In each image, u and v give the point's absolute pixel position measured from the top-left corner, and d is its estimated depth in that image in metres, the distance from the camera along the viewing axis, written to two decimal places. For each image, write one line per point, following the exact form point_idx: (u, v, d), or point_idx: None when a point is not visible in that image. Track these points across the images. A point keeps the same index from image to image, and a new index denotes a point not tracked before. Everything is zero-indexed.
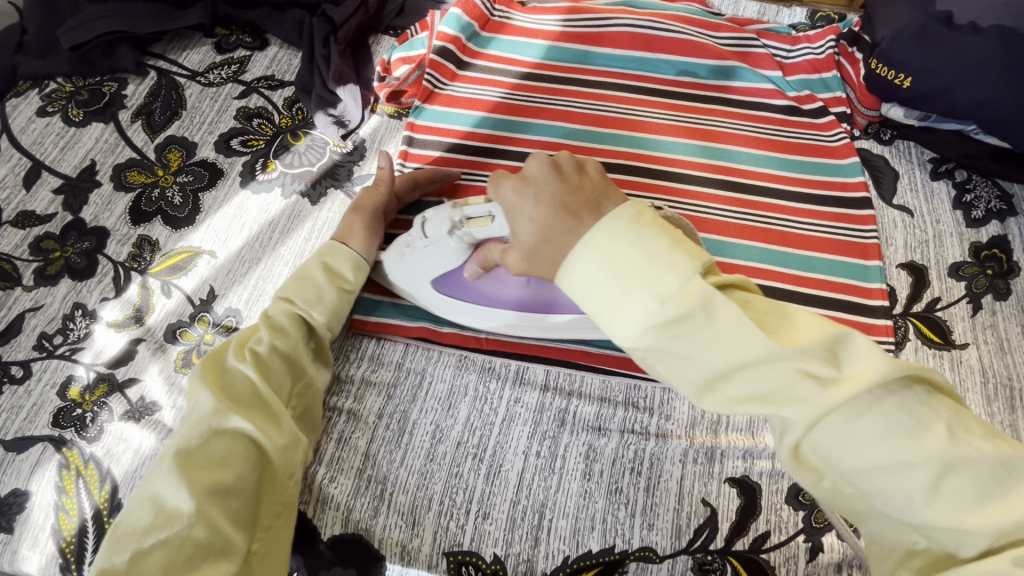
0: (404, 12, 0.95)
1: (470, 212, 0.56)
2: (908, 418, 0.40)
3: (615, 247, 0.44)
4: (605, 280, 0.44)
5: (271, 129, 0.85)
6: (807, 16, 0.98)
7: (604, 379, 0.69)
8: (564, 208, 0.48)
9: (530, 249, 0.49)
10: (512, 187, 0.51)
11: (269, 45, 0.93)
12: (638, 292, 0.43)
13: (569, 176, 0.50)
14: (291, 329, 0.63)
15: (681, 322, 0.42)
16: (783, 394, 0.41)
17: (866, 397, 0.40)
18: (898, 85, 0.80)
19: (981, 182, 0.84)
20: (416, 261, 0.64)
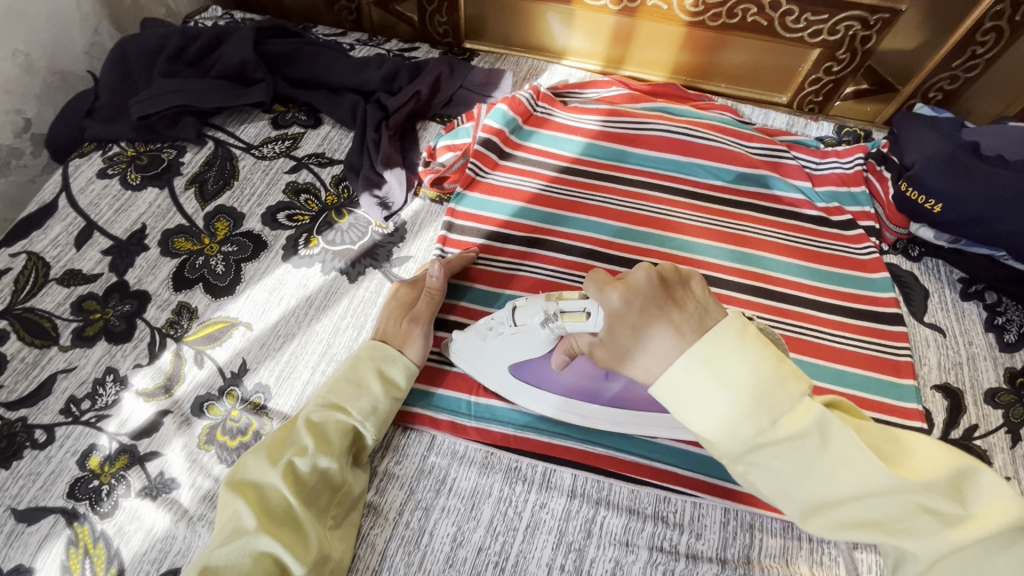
0: (453, 102, 1.00)
1: (566, 306, 0.57)
2: None
3: (724, 358, 0.45)
4: (715, 393, 0.44)
5: (317, 206, 0.88)
6: (833, 130, 1.03)
7: (633, 489, 0.67)
8: (674, 329, 0.47)
9: (625, 351, 0.50)
10: (619, 296, 0.50)
11: (323, 124, 0.98)
12: (750, 413, 0.43)
13: (675, 295, 0.48)
14: (335, 439, 0.62)
15: (794, 442, 0.43)
16: (897, 524, 0.43)
17: (998, 539, 0.39)
18: (929, 209, 0.82)
19: (1012, 306, 0.84)
20: (495, 344, 0.68)
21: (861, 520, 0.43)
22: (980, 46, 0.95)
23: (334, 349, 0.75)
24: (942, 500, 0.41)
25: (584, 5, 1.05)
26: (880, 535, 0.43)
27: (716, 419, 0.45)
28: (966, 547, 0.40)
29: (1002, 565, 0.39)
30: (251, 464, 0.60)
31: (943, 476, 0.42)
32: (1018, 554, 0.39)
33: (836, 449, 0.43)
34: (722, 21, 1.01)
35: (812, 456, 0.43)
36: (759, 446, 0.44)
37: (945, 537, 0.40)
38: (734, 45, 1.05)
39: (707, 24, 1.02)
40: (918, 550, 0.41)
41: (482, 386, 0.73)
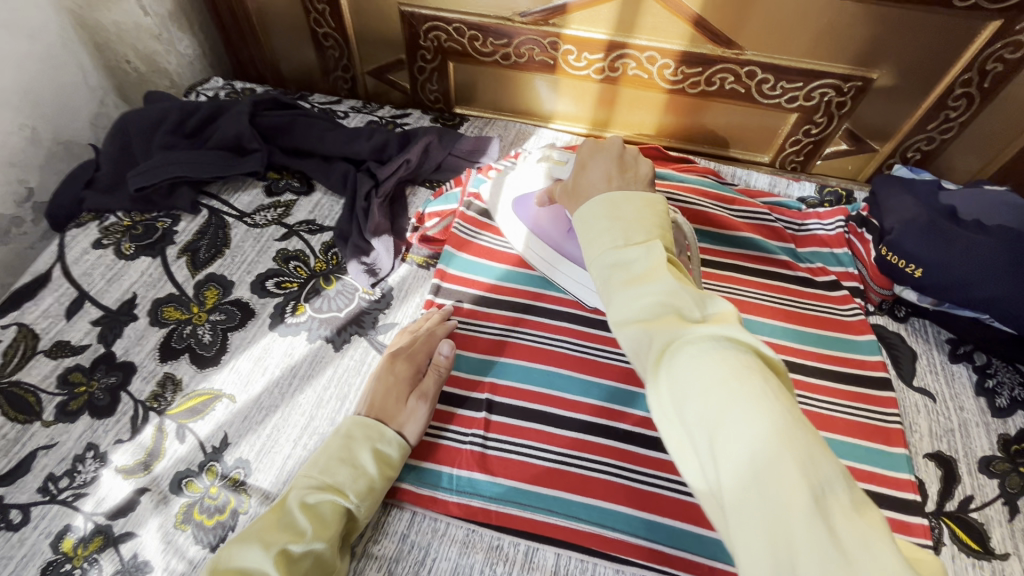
0: (442, 168, 1.03)
1: (560, 155, 0.78)
2: (739, 363, 0.38)
3: (621, 206, 0.52)
4: (602, 221, 0.52)
5: (306, 273, 0.90)
6: (815, 190, 1.06)
7: (618, 569, 0.66)
8: (609, 178, 0.60)
9: (570, 189, 0.65)
10: (586, 153, 0.63)
11: (315, 191, 1.01)
12: (611, 233, 0.50)
13: (625, 163, 0.62)
14: (330, 522, 0.60)
15: (626, 252, 0.48)
16: (658, 316, 0.43)
17: (719, 341, 0.39)
18: (909, 273, 0.83)
19: (1002, 367, 0.84)
20: (517, 177, 0.88)
21: (635, 309, 0.44)
22: (952, 111, 0.98)
23: (316, 421, 0.74)
24: (691, 304, 0.43)
25: (568, 74, 1.09)
26: (643, 325, 0.43)
27: (594, 230, 0.52)
28: (704, 336, 0.40)
29: (711, 358, 0.38)
30: (235, 550, 0.56)
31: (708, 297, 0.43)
32: (721, 350, 0.39)
33: (651, 261, 0.46)
34: (702, 88, 1.05)
35: (634, 262, 0.47)
36: (610, 253, 0.49)
37: (683, 326, 0.41)
38: (716, 109, 1.09)
39: (687, 91, 1.06)
40: (664, 333, 0.41)
41: (464, 458, 0.72)
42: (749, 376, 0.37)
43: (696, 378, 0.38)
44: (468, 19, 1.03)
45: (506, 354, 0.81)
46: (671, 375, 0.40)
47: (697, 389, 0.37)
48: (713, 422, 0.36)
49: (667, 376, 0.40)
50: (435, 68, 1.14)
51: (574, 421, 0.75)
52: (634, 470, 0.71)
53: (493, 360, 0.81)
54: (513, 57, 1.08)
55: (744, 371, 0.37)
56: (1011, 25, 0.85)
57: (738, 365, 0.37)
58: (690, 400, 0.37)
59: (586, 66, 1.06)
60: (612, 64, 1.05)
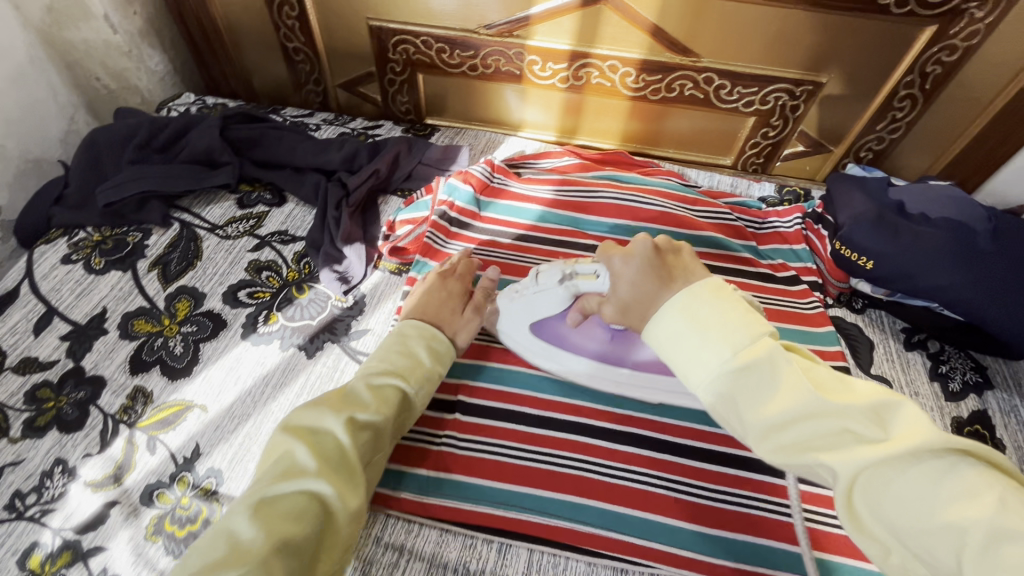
0: (412, 177, 1.05)
1: (581, 268, 0.68)
2: (958, 485, 0.39)
3: (699, 306, 0.50)
4: (690, 333, 0.49)
5: (278, 282, 0.91)
6: (775, 190, 1.10)
7: (590, 562, 0.67)
8: (660, 278, 0.53)
9: (623, 304, 0.56)
10: (619, 256, 0.57)
11: (287, 202, 1.02)
12: (714, 342, 0.47)
13: (667, 257, 0.55)
14: (390, 401, 0.66)
15: (747, 373, 0.46)
16: (827, 446, 0.44)
17: (907, 459, 0.41)
18: (861, 265, 0.87)
19: (954, 353, 0.88)
20: (522, 306, 0.75)
21: (796, 441, 0.45)
22: (898, 111, 1.03)
23: None
24: (864, 423, 0.44)
25: (534, 84, 1.12)
26: (819, 456, 0.44)
27: (687, 343, 0.49)
28: (887, 462, 0.42)
29: (918, 485, 0.41)
30: (304, 415, 0.62)
31: (870, 404, 0.44)
32: (934, 472, 0.41)
33: (785, 375, 0.46)
34: (662, 95, 1.09)
35: (765, 384, 0.46)
36: (721, 371, 0.47)
37: (863, 453, 0.42)
38: (677, 115, 1.13)
39: (649, 97, 1.10)
40: (848, 467, 0.42)
41: (437, 460, 0.73)
42: (978, 501, 0.39)
43: (919, 510, 0.40)
44: (435, 32, 1.06)
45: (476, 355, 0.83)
46: (874, 515, 0.42)
47: (920, 522, 0.40)
48: (954, 555, 0.39)
49: (868, 506, 0.42)
50: (405, 80, 1.17)
51: (544, 420, 0.77)
52: (604, 463, 0.73)
53: (463, 361, 0.82)
54: (480, 67, 1.11)
55: (969, 493, 0.39)
56: (945, 30, 0.90)
57: (956, 483, 0.39)
58: (911, 537, 0.41)
59: (550, 76, 1.10)
60: (575, 73, 1.08)
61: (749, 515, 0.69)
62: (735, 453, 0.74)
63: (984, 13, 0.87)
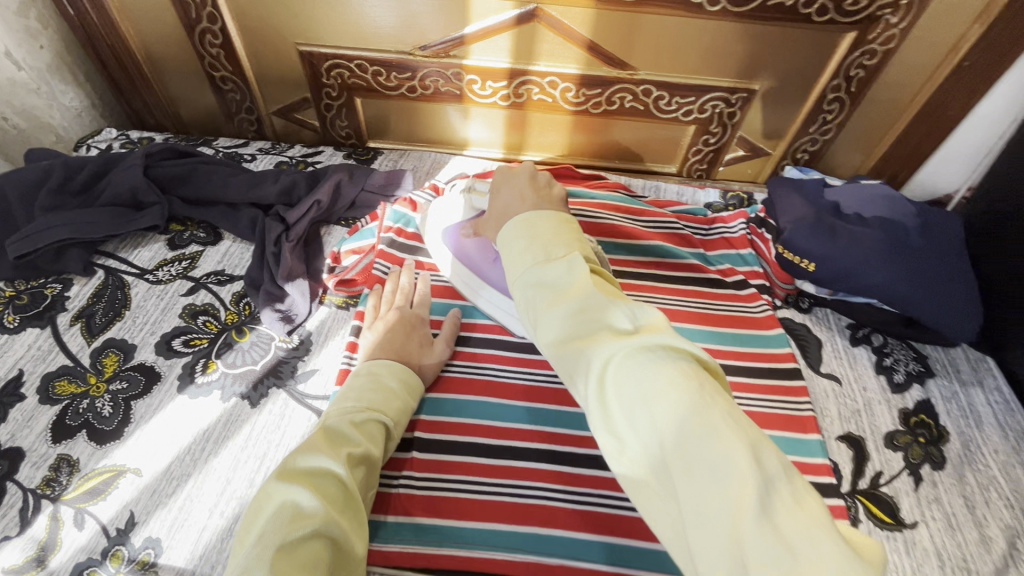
0: (356, 205, 1.02)
1: (480, 186, 0.84)
2: (675, 373, 0.41)
3: (535, 226, 0.58)
4: (523, 245, 0.57)
5: (216, 327, 0.86)
6: (720, 195, 1.12)
7: None
8: (520, 196, 0.65)
9: (494, 214, 0.69)
10: (502, 178, 0.70)
11: (223, 239, 0.97)
12: (535, 250, 0.56)
13: (539, 185, 0.66)
14: (375, 435, 0.65)
15: (548, 274, 0.53)
16: (589, 338, 0.47)
17: (645, 348, 0.43)
18: (805, 268, 0.88)
19: (896, 345, 0.92)
20: (441, 213, 0.91)
21: (569, 334, 0.48)
22: (828, 114, 1.06)
23: (232, 485, 0.70)
24: (618, 316, 0.47)
25: (475, 102, 1.11)
26: (579, 344, 0.47)
27: (525, 248, 0.56)
28: (631, 350, 0.43)
29: (648, 373, 0.41)
30: (294, 458, 0.59)
31: (628, 306, 0.48)
32: (664, 361, 0.42)
33: (576, 278, 0.51)
34: (604, 108, 1.09)
35: (555, 284, 0.52)
36: (534, 273, 0.54)
37: (615, 341, 0.45)
38: (621, 126, 1.13)
39: (591, 111, 1.10)
40: (600, 352, 0.45)
41: (396, 503, 0.70)
42: (687, 383, 0.40)
43: (641, 393, 0.41)
44: (369, 56, 1.04)
45: (435, 388, 0.80)
46: (616, 398, 0.42)
47: (641, 407, 0.40)
48: (661, 433, 0.39)
49: (611, 395, 0.43)
50: (343, 104, 1.13)
51: (504, 449, 0.75)
52: (569, 490, 0.71)
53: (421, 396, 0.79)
54: (419, 89, 1.09)
55: (682, 377, 0.40)
56: (864, 36, 0.94)
57: (677, 375, 0.40)
58: (640, 419, 0.40)
59: (491, 94, 1.08)
60: (516, 91, 1.07)
61: None
62: None
63: (898, 18, 0.91)
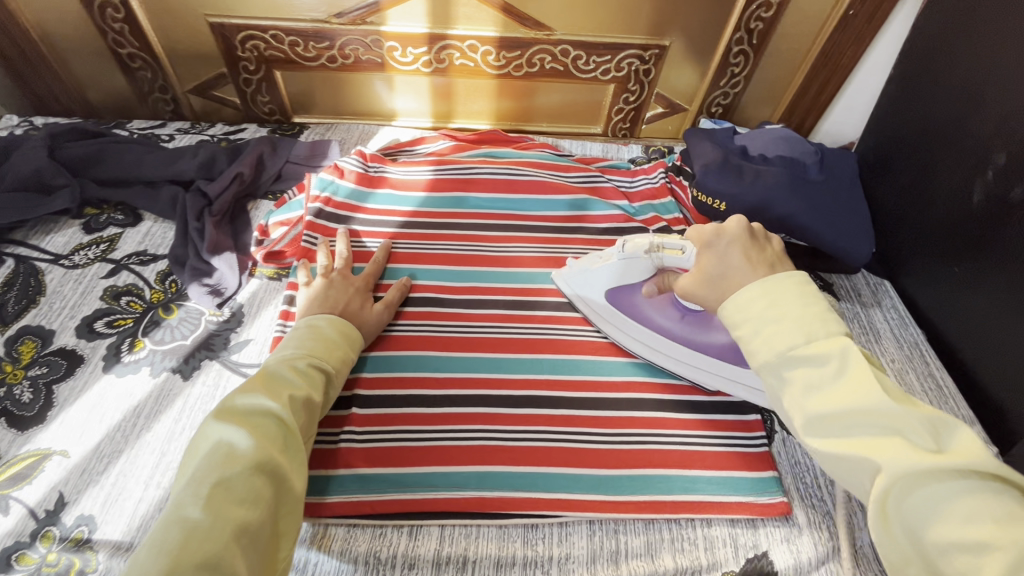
0: (282, 177, 1.01)
1: (667, 242, 0.74)
2: (989, 512, 0.43)
3: (784, 296, 0.55)
4: (773, 318, 0.54)
5: (141, 306, 0.84)
6: (642, 151, 1.17)
7: (501, 526, 0.68)
8: (746, 257, 0.61)
9: (707, 278, 0.63)
10: (712, 230, 0.64)
11: (143, 220, 0.94)
12: (791, 329, 0.53)
13: (758, 242, 0.63)
14: (313, 378, 0.65)
15: (814, 364, 0.52)
16: (876, 446, 0.48)
17: (952, 474, 0.45)
18: (717, 208, 0.94)
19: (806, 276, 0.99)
20: (602, 271, 0.82)
21: (847, 439, 0.50)
22: (735, 67, 1.12)
23: (169, 457, 0.70)
24: (919, 432, 0.48)
25: (398, 70, 1.11)
26: (863, 450, 0.48)
27: (758, 328, 0.55)
28: (931, 470, 0.45)
29: (951, 503, 0.44)
30: (229, 401, 0.59)
31: (927, 419, 0.48)
32: (970, 493, 0.44)
33: (850, 373, 0.51)
34: (526, 71, 1.11)
35: (828, 378, 0.51)
36: (793, 357, 0.52)
37: (913, 457, 0.46)
38: (545, 89, 1.16)
39: (513, 75, 1.12)
40: (893, 467, 0.46)
41: (339, 458, 0.71)
42: (1012, 526, 0.42)
43: (942, 524, 0.44)
44: (284, 25, 1.02)
45: (372, 347, 0.81)
46: (904, 517, 0.46)
47: (939, 532, 0.44)
48: (973, 574, 0.42)
49: (896, 517, 0.47)
50: (261, 78, 1.11)
51: (443, 398, 0.77)
52: (506, 429, 0.75)
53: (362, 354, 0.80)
54: (339, 58, 1.08)
55: (1004, 517, 0.43)
56: None
57: (995, 512, 0.43)
58: (943, 549, 0.44)
59: (413, 61, 1.09)
60: (437, 56, 1.08)
61: (644, 449, 0.74)
62: (627, 397, 0.79)
63: None
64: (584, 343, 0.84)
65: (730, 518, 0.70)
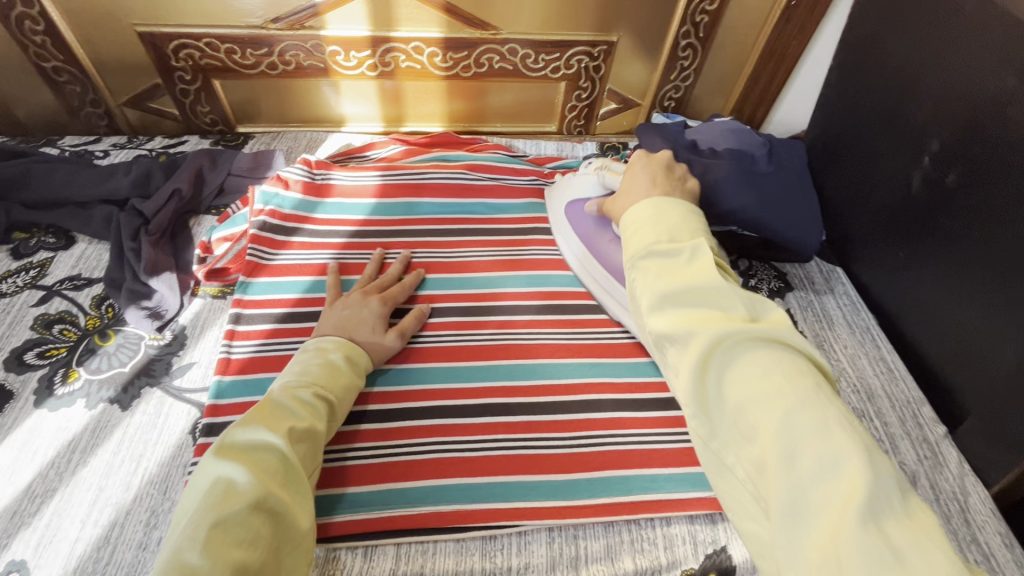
0: (225, 191, 0.97)
1: (613, 163, 0.87)
2: (787, 370, 0.49)
3: (663, 210, 0.64)
4: (648, 224, 0.62)
5: (75, 334, 0.80)
6: (597, 148, 1.17)
7: (458, 540, 0.67)
8: (657, 182, 0.71)
9: (625, 189, 0.75)
10: (642, 156, 0.76)
11: (76, 242, 0.90)
12: (659, 233, 0.61)
13: (674, 174, 0.73)
14: (317, 408, 0.64)
15: (670, 257, 0.59)
16: (704, 318, 0.54)
17: (765, 343, 0.52)
18: None
19: (760, 266, 1.00)
20: (574, 187, 0.95)
21: (684, 317, 0.55)
22: (684, 60, 1.12)
23: (108, 491, 0.66)
24: (737, 304, 0.55)
25: (342, 75, 1.07)
26: (693, 320, 0.54)
27: (636, 227, 0.63)
28: (746, 337, 0.52)
29: (753, 358, 0.50)
30: (231, 436, 0.57)
31: (749, 299, 0.56)
32: (769, 352, 0.51)
33: (698, 263, 0.58)
34: (474, 71, 1.10)
35: (678, 267, 0.58)
36: (654, 249, 0.60)
37: (731, 324, 0.53)
38: (496, 89, 1.15)
39: (462, 75, 1.10)
40: (716, 332, 0.52)
41: None
42: (799, 377, 0.48)
43: (745, 377, 0.50)
44: (218, 32, 0.98)
45: None
46: (718, 377, 0.51)
47: (744, 386, 0.50)
48: (765, 415, 0.48)
49: (712, 376, 0.52)
50: (199, 88, 1.07)
51: (397, 411, 0.75)
52: (462, 440, 0.73)
53: None
54: (280, 65, 1.04)
55: (796, 373, 0.49)
56: None
57: (791, 369, 0.49)
58: (744, 403, 0.49)
59: (357, 65, 1.06)
60: (382, 59, 1.06)
61: (602, 450, 0.74)
62: (584, 399, 0.78)
63: None
64: (541, 346, 0.84)
65: (689, 515, 0.70)
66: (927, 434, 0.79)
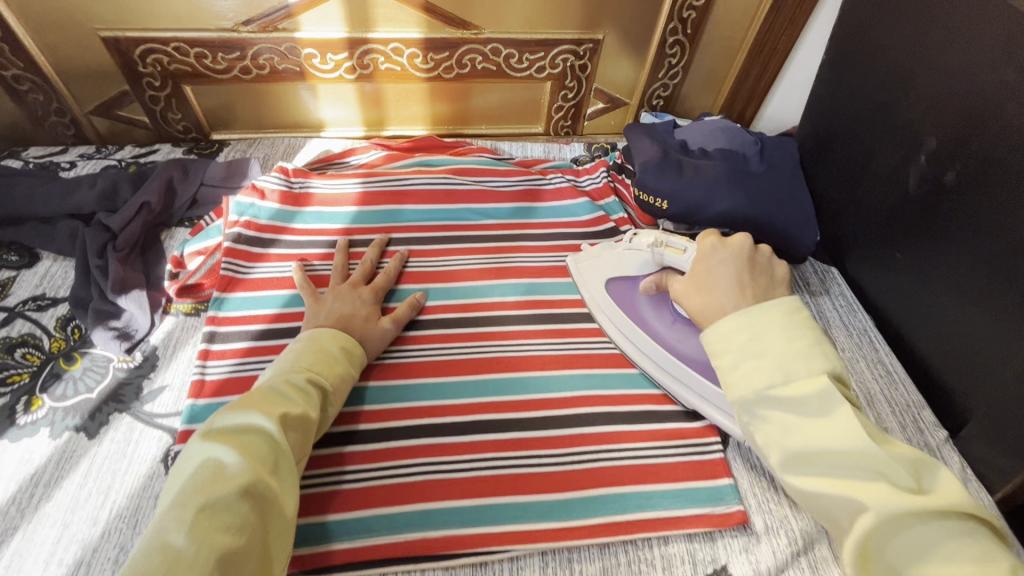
0: (198, 202, 0.93)
1: (671, 243, 0.75)
2: (972, 549, 0.41)
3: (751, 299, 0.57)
4: (755, 351, 0.52)
5: (39, 358, 0.75)
6: (585, 149, 1.14)
7: (446, 568, 0.63)
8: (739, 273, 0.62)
9: (699, 282, 0.64)
10: (714, 239, 0.66)
11: (40, 260, 0.85)
12: (771, 357, 0.51)
13: (756, 262, 0.63)
14: (312, 394, 0.60)
15: (798, 400, 0.49)
16: (860, 488, 0.45)
17: (937, 516, 0.42)
18: (660, 207, 0.91)
19: None
20: (609, 258, 0.85)
21: (830, 478, 0.47)
22: (672, 58, 1.09)
23: (72, 528, 0.62)
24: (901, 472, 0.45)
25: (320, 79, 1.04)
26: (848, 491, 0.45)
27: (738, 360, 0.52)
28: (912, 509, 0.43)
29: (935, 542, 0.41)
30: (221, 416, 0.53)
31: (911, 461, 0.46)
32: (948, 532, 0.42)
33: (839, 415, 0.48)
34: (456, 72, 1.06)
35: (811, 414, 0.49)
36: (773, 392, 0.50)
37: (897, 498, 0.43)
38: (479, 91, 1.11)
39: (444, 77, 1.07)
40: (879, 509, 0.43)
41: None
42: (991, 564, 0.40)
43: (918, 562, 0.41)
44: (187, 36, 0.94)
45: None
46: (880, 554, 0.43)
47: (921, 567, 0.41)
48: None
49: (875, 563, 0.43)
50: (170, 94, 1.02)
51: (381, 432, 0.72)
52: (450, 461, 0.70)
53: None
54: (254, 69, 1.00)
55: (984, 555, 0.40)
56: None
57: (977, 552, 0.41)
58: None
59: (334, 68, 1.02)
60: (360, 62, 1.02)
61: (596, 467, 0.71)
62: (576, 413, 0.75)
63: None
64: (530, 358, 0.80)
65: (687, 533, 0.67)
66: (929, 439, 0.76)
